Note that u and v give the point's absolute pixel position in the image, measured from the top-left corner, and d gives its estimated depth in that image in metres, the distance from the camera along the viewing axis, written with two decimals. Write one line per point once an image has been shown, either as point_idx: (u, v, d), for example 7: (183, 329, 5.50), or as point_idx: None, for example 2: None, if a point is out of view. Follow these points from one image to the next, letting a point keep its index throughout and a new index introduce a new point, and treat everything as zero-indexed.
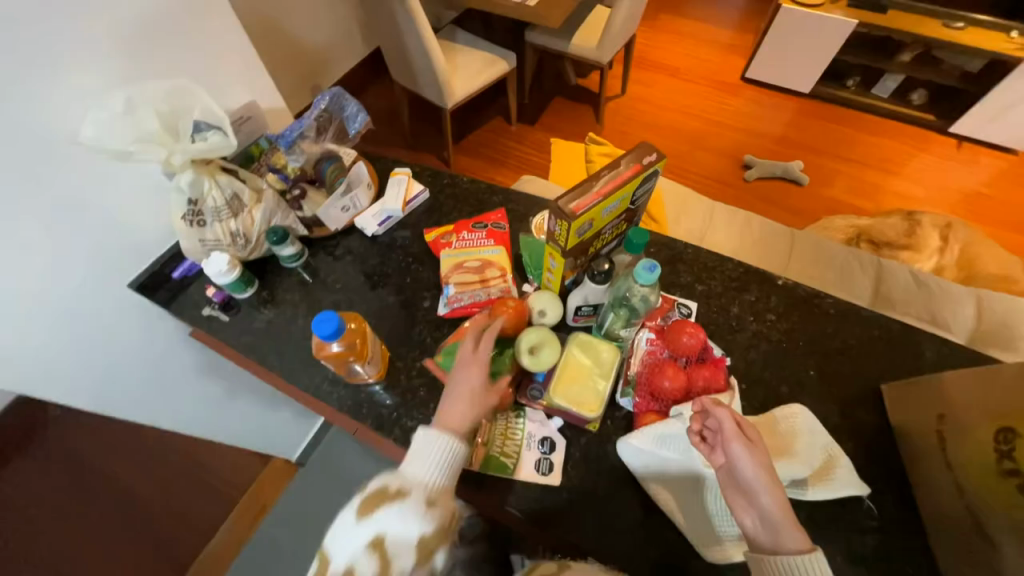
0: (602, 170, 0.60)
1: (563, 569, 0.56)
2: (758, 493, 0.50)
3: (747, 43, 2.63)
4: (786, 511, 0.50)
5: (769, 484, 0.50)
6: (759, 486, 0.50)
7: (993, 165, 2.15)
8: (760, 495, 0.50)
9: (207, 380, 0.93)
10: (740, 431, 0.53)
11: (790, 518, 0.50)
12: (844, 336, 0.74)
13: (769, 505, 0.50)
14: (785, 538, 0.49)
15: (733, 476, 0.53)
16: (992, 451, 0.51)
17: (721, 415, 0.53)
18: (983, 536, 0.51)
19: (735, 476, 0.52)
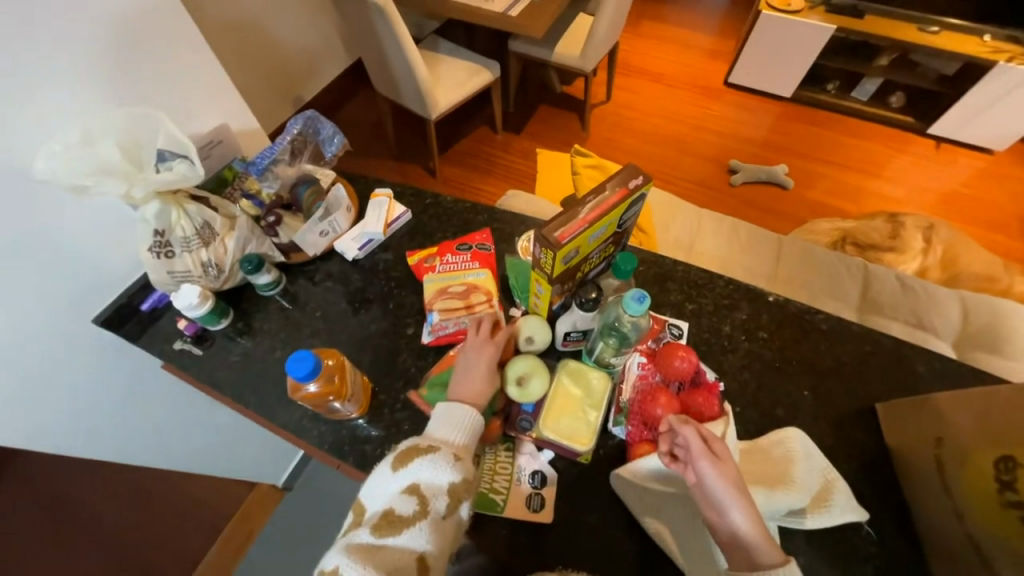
0: (587, 195, 0.58)
1: None
2: (729, 511, 0.50)
3: (728, 48, 2.66)
4: (759, 527, 0.50)
5: (738, 501, 0.50)
6: (729, 504, 0.50)
7: (971, 165, 2.18)
8: (731, 513, 0.50)
9: (182, 413, 0.89)
10: (711, 449, 0.52)
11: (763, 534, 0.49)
12: (836, 353, 0.73)
13: (742, 523, 0.49)
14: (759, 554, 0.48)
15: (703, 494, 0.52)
16: (993, 481, 0.50)
17: (687, 434, 0.53)
18: (986, 566, 0.50)
19: (706, 494, 0.52)
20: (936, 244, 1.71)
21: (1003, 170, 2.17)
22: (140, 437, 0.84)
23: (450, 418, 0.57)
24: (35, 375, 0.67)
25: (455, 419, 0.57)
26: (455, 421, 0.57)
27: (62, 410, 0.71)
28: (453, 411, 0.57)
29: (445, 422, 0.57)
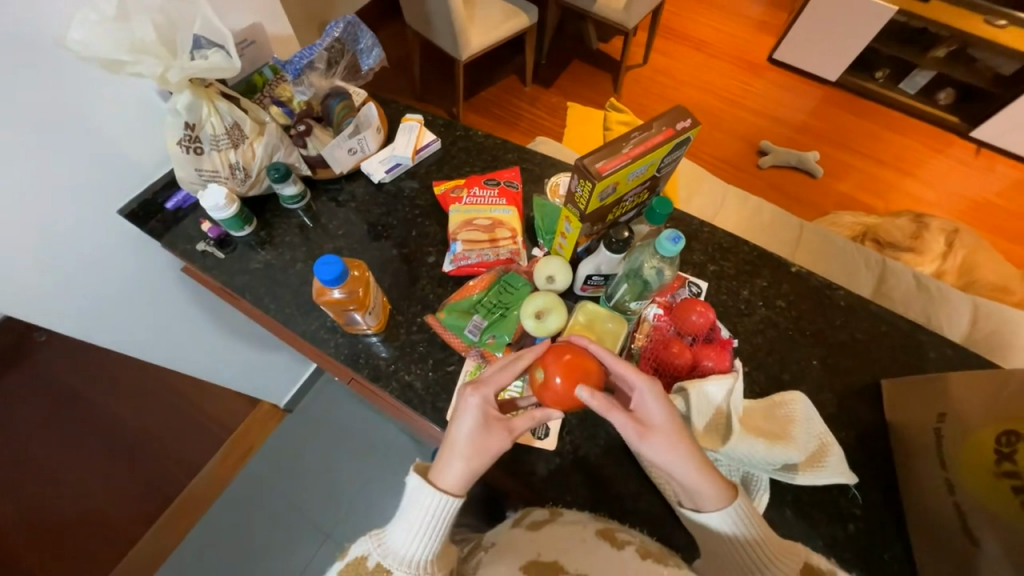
0: (633, 131, 0.57)
1: (557, 515, 0.61)
2: (670, 470, 0.52)
3: (778, 22, 2.51)
4: (714, 483, 0.52)
5: (679, 463, 0.51)
6: (667, 465, 0.52)
7: (1008, 175, 2.11)
8: (674, 473, 0.52)
9: (194, 317, 0.91)
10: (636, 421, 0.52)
11: (711, 479, 0.53)
12: (851, 329, 0.73)
13: (687, 478, 0.52)
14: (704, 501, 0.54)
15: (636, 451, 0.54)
16: (992, 453, 0.51)
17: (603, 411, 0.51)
18: (966, 532, 0.52)
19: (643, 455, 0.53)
20: (958, 249, 1.68)
21: None
22: (161, 337, 0.87)
23: (418, 519, 0.54)
24: (64, 257, 0.68)
25: (420, 530, 0.54)
26: (411, 546, 0.54)
27: (88, 297, 0.73)
28: (420, 515, 0.54)
29: (400, 535, 0.55)
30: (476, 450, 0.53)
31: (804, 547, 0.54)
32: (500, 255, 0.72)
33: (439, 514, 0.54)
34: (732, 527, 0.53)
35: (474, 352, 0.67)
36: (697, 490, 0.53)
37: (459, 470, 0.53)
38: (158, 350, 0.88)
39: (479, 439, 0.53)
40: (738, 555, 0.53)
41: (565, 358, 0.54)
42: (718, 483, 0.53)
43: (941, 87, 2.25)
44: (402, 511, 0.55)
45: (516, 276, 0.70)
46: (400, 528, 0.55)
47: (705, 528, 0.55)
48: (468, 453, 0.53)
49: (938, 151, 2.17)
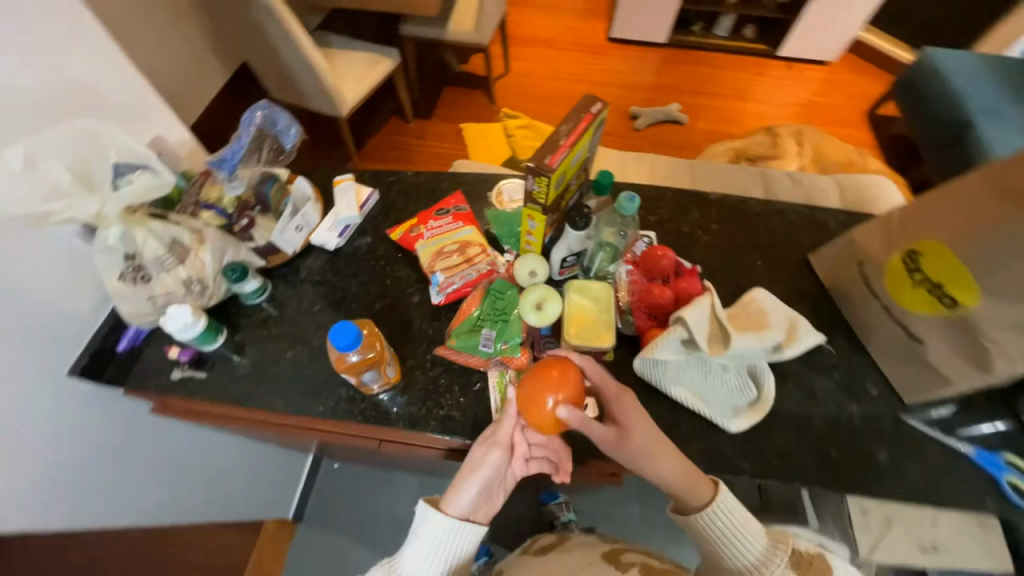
0: (560, 125, 0.65)
1: (563, 540, 0.75)
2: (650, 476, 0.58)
3: (602, 7, 2.84)
4: (690, 487, 0.58)
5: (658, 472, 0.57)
6: (643, 469, 0.57)
7: (815, 77, 2.59)
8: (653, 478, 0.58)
9: (171, 447, 0.85)
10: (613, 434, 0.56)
11: (688, 478, 0.58)
12: (771, 227, 0.89)
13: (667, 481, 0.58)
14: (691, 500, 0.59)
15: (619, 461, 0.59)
16: (905, 272, 0.65)
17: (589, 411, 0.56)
18: (911, 337, 0.67)
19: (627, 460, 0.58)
20: (806, 146, 2.03)
21: (840, 77, 2.59)
22: (135, 486, 0.80)
23: (430, 543, 0.58)
24: (17, 441, 0.61)
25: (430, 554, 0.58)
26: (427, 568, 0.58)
27: (56, 471, 0.66)
28: (433, 541, 0.58)
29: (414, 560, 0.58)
30: (477, 474, 0.58)
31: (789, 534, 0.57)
32: (481, 270, 0.77)
33: (448, 539, 0.58)
34: (717, 526, 0.58)
35: (493, 363, 0.71)
36: (678, 490, 0.58)
37: (469, 495, 0.58)
38: (136, 500, 0.81)
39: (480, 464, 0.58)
40: (727, 546, 0.58)
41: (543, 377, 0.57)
42: (694, 488, 0.58)
43: (743, 25, 2.70)
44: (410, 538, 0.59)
45: (502, 282, 0.75)
46: (415, 552, 0.58)
47: (695, 531, 0.60)
48: (474, 477, 0.58)
49: (761, 75, 2.60)
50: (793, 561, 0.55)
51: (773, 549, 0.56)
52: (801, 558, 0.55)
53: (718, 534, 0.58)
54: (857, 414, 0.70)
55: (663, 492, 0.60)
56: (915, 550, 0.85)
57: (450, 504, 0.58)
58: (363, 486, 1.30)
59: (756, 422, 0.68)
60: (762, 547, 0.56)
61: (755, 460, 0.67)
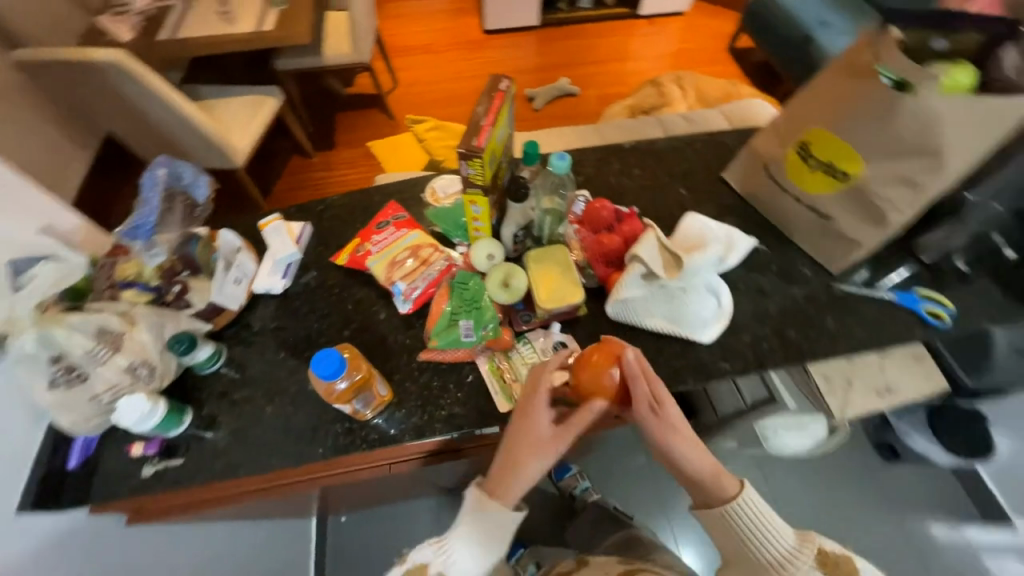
0: (476, 107, 0.67)
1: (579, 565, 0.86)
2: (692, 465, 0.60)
3: (470, 3, 2.90)
4: (718, 479, 0.61)
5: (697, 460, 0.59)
6: (680, 458, 0.59)
7: (677, 27, 2.82)
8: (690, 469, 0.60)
9: (162, 554, 0.77)
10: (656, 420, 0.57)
11: (715, 470, 0.61)
12: (684, 158, 0.97)
13: (703, 472, 0.60)
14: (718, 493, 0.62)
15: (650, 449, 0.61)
16: (801, 161, 0.75)
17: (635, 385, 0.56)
18: (821, 215, 0.76)
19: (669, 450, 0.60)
20: (688, 88, 2.22)
21: (697, 22, 2.84)
22: None
23: (483, 533, 0.60)
24: None
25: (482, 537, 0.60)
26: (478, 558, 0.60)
27: None
28: (483, 527, 0.60)
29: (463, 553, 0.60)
30: (516, 458, 0.58)
31: (814, 535, 0.63)
32: (439, 268, 0.77)
33: (495, 523, 0.60)
34: (742, 523, 0.61)
35: (480, 351, 0.71)
36: (705, 483, 0.61)
37: (511, 482, 0.59)
38: None
39: (520, 448, 0.59)
40: (751, 545, 0.61)
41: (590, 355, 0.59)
42: (723, 482, 0.62)
43: None
44: (466, 515, 0.62)
45: (464, 274, 0.74)
46: (468, 542, 0.60)
47: (719, 526, 0.63)
48: (515, 464, 0.58)
49: (631, 35, 2.79)
50: (820, 559, 0.61)
51: (801, 547, 0.61)
52: (828, 558, 0.61)
53: (744, 530, 0.61)
54: (800, 294, 0.79)
55: (693, 485, 0.62)
56: (873, 395, 0.99)
57: (501, 494, 0.60)
58: (379, 528, 1.25)
59: (725, 328, 0.75)
60: (791, 544, 0.61)
61: (734, 360, 0.73)
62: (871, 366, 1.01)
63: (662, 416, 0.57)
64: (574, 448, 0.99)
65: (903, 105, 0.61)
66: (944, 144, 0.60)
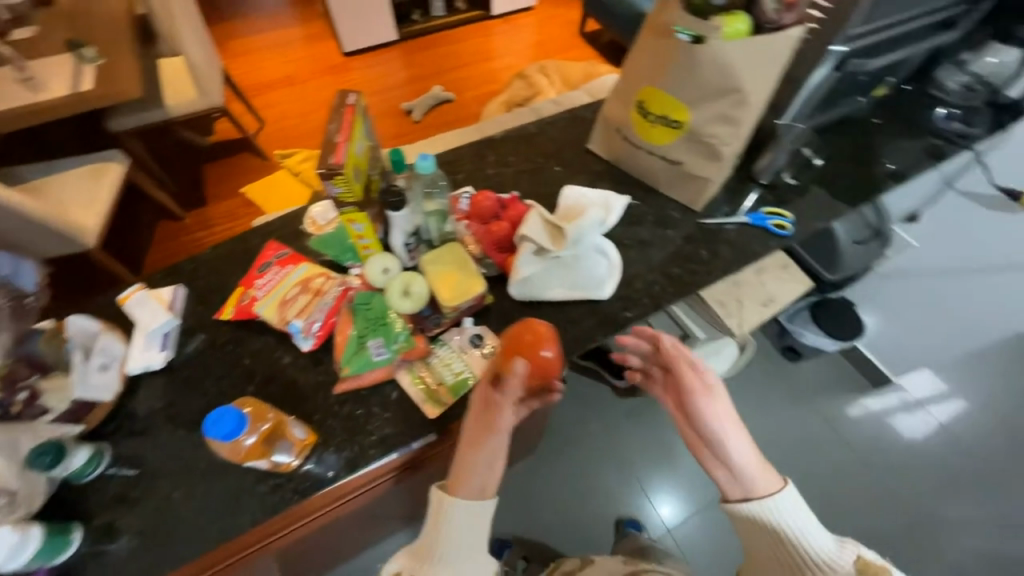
0: (328, 126, 0.66)
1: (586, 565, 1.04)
2: (729, 446, 0.65)
3: (323, 28, 2.81)
4: (757, 472, 0.65)
5: (736, 446, 0.64)
6: (717, 441, 0.65)
7: (530, 21, 2.98)
8: (730, 456, 0.64)
9: None
10: (710, 399, 0.65)
11: (756, 462, 0.65)
12: (553, 138, 1.03)
13: (741, 460, 0.64)
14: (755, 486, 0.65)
15: (699, 438, 0.67)
16: (643, 120, 0.83)
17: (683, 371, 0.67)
18: (672, 163, 0.86)
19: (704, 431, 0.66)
20: (554, 76, 2.36)
21: (548, 14, 3.02)
22: None
23: (458, 529, 0.63)
24: None
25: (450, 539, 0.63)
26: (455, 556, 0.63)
27: None
28: (455, 524, 0.63)
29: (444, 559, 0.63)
30: (467, 449, 0.63)
31: (853, 541, 0.64)
32: (335, 295, 0.74)
33: (464, 519, 0.63)
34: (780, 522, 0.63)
35: (398, 365, 0.70)
36: (745, 477, 0.65)
37: (467, 477, 0.63)
38: None
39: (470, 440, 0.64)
40: (793, 545, 0.63)
41: (521, 335, 0.62)
42: (766, 477, 0.65)
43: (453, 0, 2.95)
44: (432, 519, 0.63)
45: (362, 295, 0.73)
46: (447, 543, 0.63)
47: (751, 528, 0.65)
48: (467, 456, 0.63)
49: (490, 35, 2.89)
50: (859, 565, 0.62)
51: (842, 551, 0.62)
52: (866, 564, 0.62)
53: (782, 532, 0.63)
54: (675, 235, 0.88)
55: (732, 480, 0.65)
56: (760, 306, 1.13)
57: (457, 488, 0.64)
58: None
59: (619, 281, 0.81)
60: (833, 548, 0.63)
61: (634, 307, 0.80)
62: (752, 283, 1.16)
63: (709, 396, 0.66)
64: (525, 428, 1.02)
65: (701, 55, 0.70)
66: (742, 82, 0.70)
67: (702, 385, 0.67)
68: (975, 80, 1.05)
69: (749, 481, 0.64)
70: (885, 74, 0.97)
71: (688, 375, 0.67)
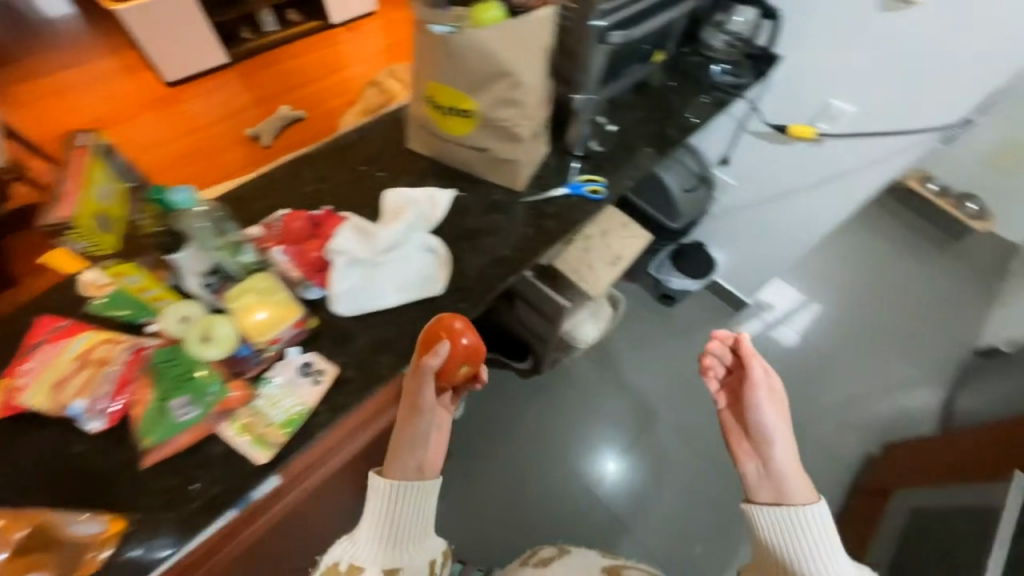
0: (58, 177, 0.60)
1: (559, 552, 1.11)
2: (778, 451, 0.86)
3: (135, 58, 2.48)
4: (798, 480, 0.84)
5: (783, 455, 0.85)
6: (767, 447, 0.86)
7: (375, 25, 2.89)
8: (778, 458, 0.85)
9: None
10: (768, 407, 0.86)
11: (796, 472, 0.85)
12: (373, 143, 1.01)
13: (782, 459, 0.85)
14: (782, 489, 0.84)
15: (751, 437, 0.88)
16: (438, 112, 0.83)
17: (756, 368, 0.86)
18: (480, 149, 0.88)
19: (758, 430, 0.87)
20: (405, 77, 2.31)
21: (392, 16, 2.96)
22: None
23: (386, 513, 0.73)
24: None
25: (391, 528, 0.73)
26: (387, 535, 0.73)
27: None
28: (383, 507, 0.73)
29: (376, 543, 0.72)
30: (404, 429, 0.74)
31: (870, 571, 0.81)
32: (124, 361, 0.64)
33: (392, 502, 0.73)
34: (800, 525, 0.80)
35: (215, 419, 0.64)
36: (780, 478, 0.85)
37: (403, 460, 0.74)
38: None
39: (408, 423, 0.73)
40: (788, 548, 0.80)
41: (440, 325, 0.71)
42: (805, 486, 0.84)
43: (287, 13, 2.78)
44: (375, 511, 0.73)
45: (161, 351, 0.64)
46: (375, 527, 0.73)
47: (766, 529, 0.83)
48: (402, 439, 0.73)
49: (335, 44, 2.76)
50: None
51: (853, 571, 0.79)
52: None
53: (794, 532, 0.80)
54: (501, 218, 0.91)
55: (769, 480, 0.86)
56: (609, 265, 1.22)
57: (393, 470, 0.74)
58: None
59: (450, 272, 0.82)
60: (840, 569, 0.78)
61: (469, 296, 0.81)
62: (598, 245, 1.25)
63: (770, 400, 0.86)
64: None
65: (470, 41, 0.71)
66: (508, 63, 0.73)
67: (768, 389, 0.87)
68: (733, 38, 1.22)
69: (783, 485, 0.84)
70: (653, 41, 1.08)
71: (756, 373, 0.86)
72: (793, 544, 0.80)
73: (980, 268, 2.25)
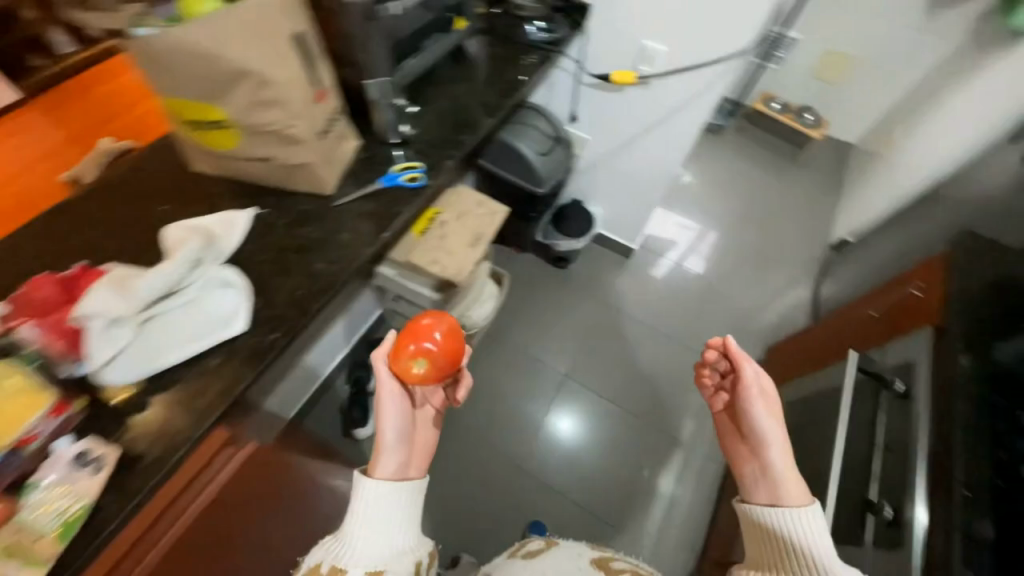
0: None
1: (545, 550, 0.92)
2: (772, 449, 0.87)
3: None
4: (793, 481, 0.83)
5: (778, 453, 0.86)
6: (763, 445, 0.88)
7: None
8: (772, 457, 0.86)
9: None
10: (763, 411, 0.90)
11: (785, 472, 0.84)
12: (150, 172, 0.87)
13: (774, 455, 0.86)
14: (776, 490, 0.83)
15: (749, 439, 0.91)
16: (195, 129, 0.73)
17: (750, 370, 0.91)
18: (263, 161, 0.78)
19: (755, 428, 0.90)
20: None
21: None
22: None
23: (374, 503, 0.74)
24: None
25: (381, 524, 0.73)
26: (374, 525, 0.73)
27: None
28: (370, 497, 0.74)
29: (367, 534, 0.72)
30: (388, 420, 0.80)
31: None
32: None
33: (378, 490, 0.74)
34: (791, 521, 0.77)
35: None
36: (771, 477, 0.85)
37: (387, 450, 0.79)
38: None
39: (389, 410, 0.81)
40: (785, 549, 0.76)
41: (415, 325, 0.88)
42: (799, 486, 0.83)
43: None
44: (368, 503, 0.73)
45: None
46: (364, 518, 0.73)
47: (762, 526, 0.81)
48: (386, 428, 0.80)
49: None
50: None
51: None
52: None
53: (790, 532, 0.77)
54: (313, 231, 0.84)
55: (765, 480, 0.86)
56: (468, 244, 1.20)
57: (380, 463, 0.78)
58: None
59: (252, 302, 0.75)
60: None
61: (282, 325, 0.74)
62: (455, 227, 1.22)
63: (766, 399, 0.91)
64: (296, 487, 0.94)
65: (183, 46, 0.60)
66: (243, 64, 0.64)
67: (761, 390, 0.91)
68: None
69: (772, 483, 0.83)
70: (447, 10, 1.04)
71: (750, 370, 0.91)
72: (788, 545, 0.76)
73: (825, 171, 2.52)
